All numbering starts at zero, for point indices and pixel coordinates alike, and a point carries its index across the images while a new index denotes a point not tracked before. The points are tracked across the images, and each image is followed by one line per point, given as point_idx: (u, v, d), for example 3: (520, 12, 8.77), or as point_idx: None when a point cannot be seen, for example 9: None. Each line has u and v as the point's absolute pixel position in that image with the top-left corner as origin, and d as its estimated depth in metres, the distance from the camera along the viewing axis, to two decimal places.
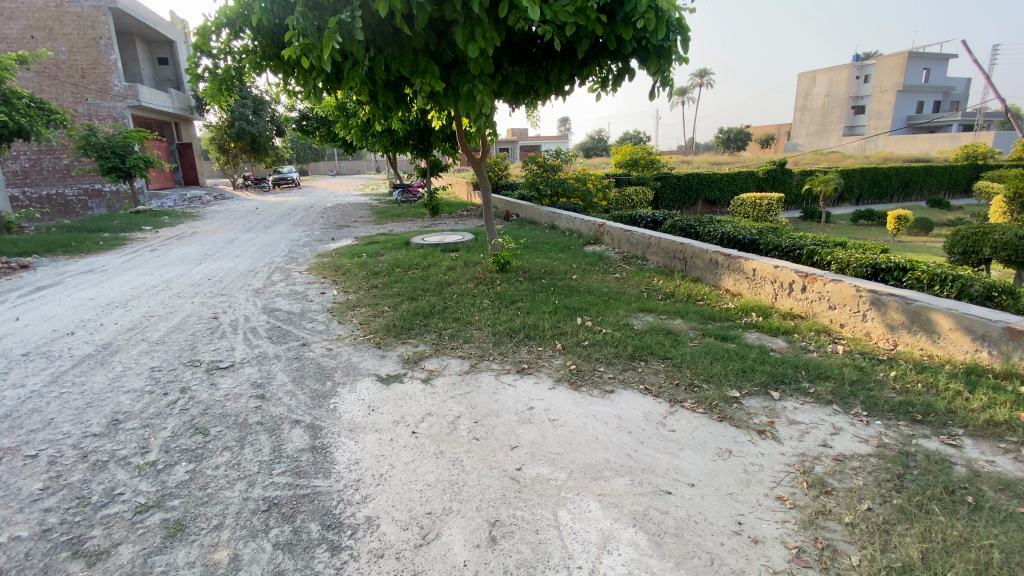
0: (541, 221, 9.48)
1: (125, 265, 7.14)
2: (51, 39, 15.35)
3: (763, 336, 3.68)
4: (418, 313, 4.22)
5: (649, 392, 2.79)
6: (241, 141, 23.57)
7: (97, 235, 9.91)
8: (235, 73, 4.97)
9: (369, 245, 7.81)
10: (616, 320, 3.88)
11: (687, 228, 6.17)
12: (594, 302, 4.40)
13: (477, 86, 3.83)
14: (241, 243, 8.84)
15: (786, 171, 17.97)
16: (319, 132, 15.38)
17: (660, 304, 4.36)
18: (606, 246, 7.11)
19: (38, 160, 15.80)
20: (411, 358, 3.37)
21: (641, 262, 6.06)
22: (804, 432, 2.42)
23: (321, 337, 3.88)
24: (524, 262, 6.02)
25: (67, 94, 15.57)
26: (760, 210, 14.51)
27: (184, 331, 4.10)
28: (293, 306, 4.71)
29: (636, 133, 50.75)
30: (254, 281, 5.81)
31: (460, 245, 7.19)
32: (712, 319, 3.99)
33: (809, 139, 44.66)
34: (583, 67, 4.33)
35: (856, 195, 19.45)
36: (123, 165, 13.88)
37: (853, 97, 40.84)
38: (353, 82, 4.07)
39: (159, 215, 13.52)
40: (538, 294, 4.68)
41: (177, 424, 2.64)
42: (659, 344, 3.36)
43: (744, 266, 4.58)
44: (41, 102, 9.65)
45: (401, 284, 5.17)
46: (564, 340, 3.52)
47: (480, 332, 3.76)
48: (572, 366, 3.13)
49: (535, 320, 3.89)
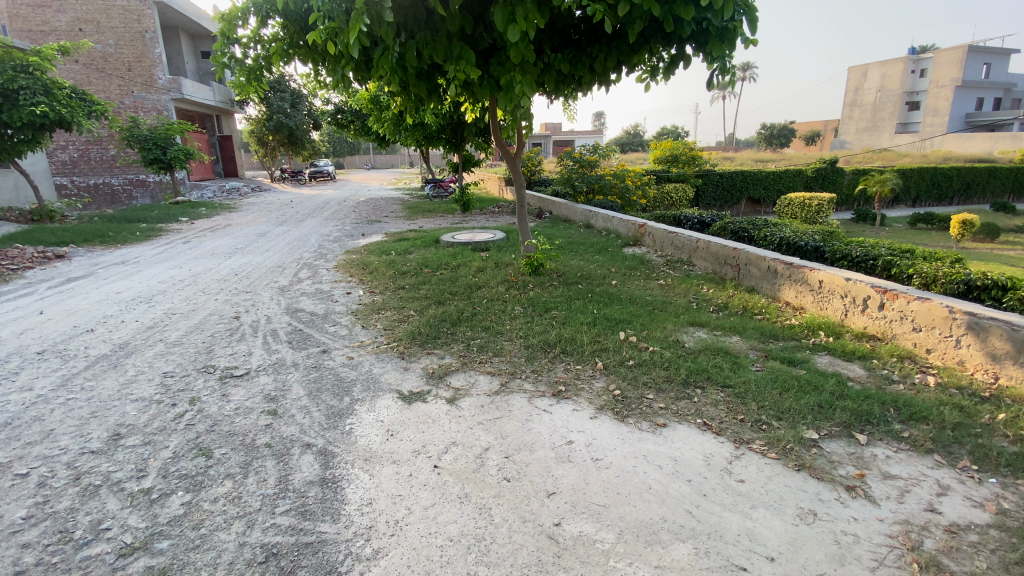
0: (575, 220, 9.08)
1: (156, 257, 7.13)
2: (99, 31, 15.77)
3: (835, 360, 3.22)
4: (446, 320, 3.92)
5: (709, 428, 2.43)
6: (279, 134, 23.92)
7: (135, 226, 10.06)
8: (264, 63, 4.78)
9: (398, 242, 7.58)
10: (664, 336, 3.48)
11: (739, 231, 5.68)
12: (637, 313, 4.01)
13: (517, 74, 3.48)
14: (272, 237, 8.77)
15: (836, 170, 16.98)
16: (353, 125, 15.35)
17: (712, 319, 3.94)
18: (648, 247, 6.68)
19: (85, 150, 16.31)
20: (436, 372, 3.06)
21: (686, 267, 5.62)
22: (903, 491, 2.00)
23: (342, 343, 3.63)
24: (559, 264, 5.66)
25: (114, 86, 16.02)
26: (809, 211, 13.70)
27: (204, 332, 3.93)
28: (317, 307, 4.49)
29: (673, 128, 49.46)
30: (280, 278, 5.65)
31: (491, 244, 6.89)
32: (774, 339, 3.56)
33: (859, 136, 42.51)
34: (633, 53, 3.96)
35: (912, 197, 18.22)
36: (164, 157, 14.14)
37: (908, 92, 38.58)
38: (382, 70, 3.79)
39: (196, 207, 13.74)
40: (574, 301, 4.33)
41: (180, 443, 2.42)
42: (716, 369, 2.96)
43: (809, 277, 4.11)
44: (82, 93, 9.84)
45: (428, 286, 4.89)
46: (606, 357, 3.16)
47: (512, 344, 3.43)
48: (616, 391, 2.76)
49: (573, 332, 3.53)
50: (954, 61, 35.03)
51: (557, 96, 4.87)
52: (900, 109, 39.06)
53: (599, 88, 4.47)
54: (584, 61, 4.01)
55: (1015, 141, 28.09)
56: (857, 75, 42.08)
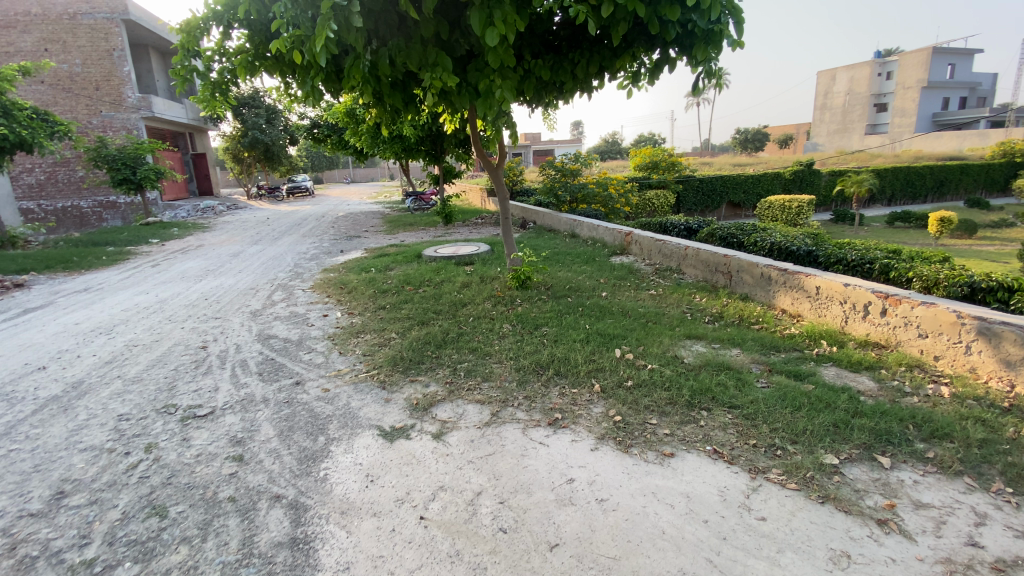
0: (560, 229, 8.93)
1: (122, 282, 6.75)
2: (65, 51, 15.28)
3: (843, 372, 3.06)
4: (430, 342, 3.67)
5: (720, 457, 2.24)
6: (254, 150, 23.47)
7: (102, 249, 9.62)
8: (230, 77, 4.53)
9: (378, 258, 7.31)
10: (661, 352, 3.29)
11: (728, 237, 5.55)
12: (631, 327, 3.82)
13: (497, 80, 3.28)
14: (246, 257, 8.43)
15: (814, 172, 17.20)
16: (330, 139, 15.05)
17: (710, 330, 3.76)
18: (635, 256, 6.53)
19: (52, 172, 15.76)
20: (420, 404, 2.81)
21: (676, 276, 5.47)
22: (938, 523, 1.82)
23: (317, 373, 3.35)
24: (546, 277, 5.46)
25: (81, 106, 15.51)
26: (790, 214, 13.80)
27: (167, 366, 3.61)
28: (291, 332, 4.21)
29: (650, 134, 50.01)
30: (253, 302, 5.34)
31: (475, 257, 6.68)
32: (776, 350, 3.39)
33: (831, 138, 43.49)
34: (615, 58, 3.83)
35: (887, 196, 18.52)
36: (134, 177, 13.67)
37: (876, 94, 39.62)
38: (354, 80, 3.57)
39: (168, 227, 13.30)
40: (564, 316, 4.12)
41: (131, 501, 2.13)
42: (721, 388, 2.77)
43: (806, 283, 3.97)
44: (45, 114, 9.41)
45: (410, 305, 4.64)
46: (603, 378, 2.94)
47: (501, 366, 3.20)
48: (616, 417, 2.55)
49: (567, 351, 3.32)
50: (918, 63, 36.14)
51: (538, 105, 4.71)
52: (868, 111, 40.07)
53: (581, 96, 4.33)
54: (566, 67, 3.86)
55: (981, 139, 28.93)
56: (826, 80, 43.17)
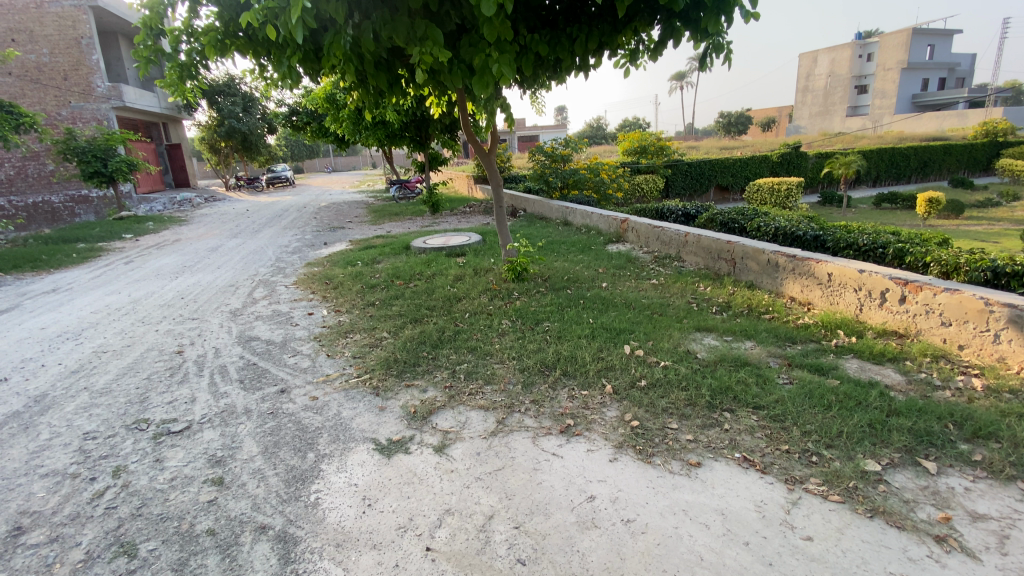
0: (552, 217, 8.71)
1: (92, 281, 6.36)
2: (32, 40, 14.48)
3: (866, 365, 2.90)
4: (425, 342, 3.42)
5: (752, 465, 2.05)
6: (231, 140, 22.70)
7: (72, 246, 9.15)
8: (198, 58, 4.16)
9: (364, 250, 7.01)
10: (673, 347, 3.10)
11: (729, 222, 5.37)
12: (638, 320, 3.62)
13: (494, 54, 3.01)
14: (225, 251, 8.04)
15: (801, 154, 17.15)
16: (310, 127, 14.54)
17: (720, 322, 3.57)
18: (631, 243, 6.32)
19: (23, 167, 15.06)
20: (418, 412, 2.58)
21: (676, 264, 5.28)
22: (1001, 538, 1.66)
23: (303, 379, 3.10)
24: (543, 267, 5.24)
25: (50, 98, 14.73)
26: (780, 196, 13.72)
27: (139, 374, 3.32)
28: (275, 334, 3.93)
29: (634, 118, 49.57)
30: (233, 300, 5.04)
31: (466, 248, 6.43)
32: (792, 342, 3.22)
33: (813, 121, 43.58)
34: (615, 33, 3.68)
35: (873, 177, 18.58)
36: (105, 170, 13.07)
37: (856, 76, 39.74)
38: (335, 58, 3.27)
39: (143, 221, 12.75)
40: (566, 309, 3.92)
41: (97, 538, 1.87)
42: (742, 386, 2.58)
43: (817, 270, 3.80)
44: (8, 105, 8.78)
45: (402, 301, 4.38)
46: (614, 378, 2.74)
47: (504, 367, 2.98)
48: (632, 422, 2.34)
49: (573, 348, 3.11)
50: (898, 44, 36.34)
51: (530, 86, 4.46)
52: (850, 93, 40.19)
53: (576, 75, 4.11)
54: (565, 42, 3.63)
55: (960, 119, 29.24)
56: (808, 62, 43.11)
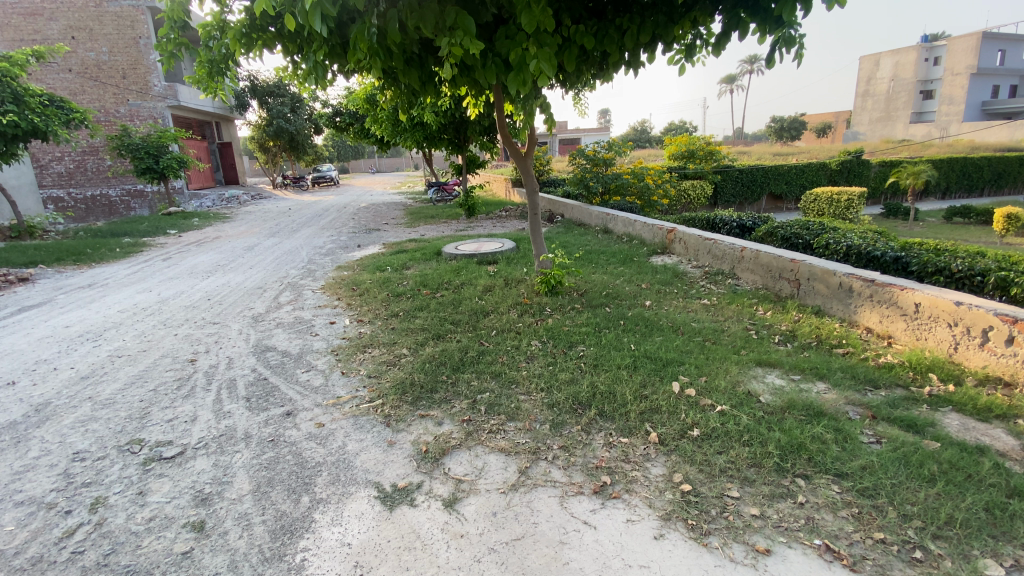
0: (591, 224, 8.31)
1: (128, 277, 6.40)
2: (92, 39, 15.12)
3: (970, 422, 2.38)
4: (445, 363, 3.10)
5: (836, 558, 1.62)
6: (279, 140, 23.29)
7: (118, 240, 9.37)
8: (226, 53, 3.98)
9: (395, 254, 6.81)
10: (730, 387, 2.67)
11: (792, 238, 4.84)
12: (687, 349, 3.19)
13: (532, 48, 2.64)
14: (260, 251, 8.04)
15: (862, 163, 16.00)
16: (352, 128, 14.63)
17: (785, 357, 3.10)
18: (678, 255, 5.86)
19: (82, 161, 15.71)
20: (430, 451, 2.26)
21: (730, 282, 4.80)
22: None
23: (312, 401, 2.82)
24: (579, 280, 4.86)
25: (109, 95, 15.39)
26: (838, 207, 12.78)
27: (147, 384, 3.15)
28: (291, 344, 3.71)
29: (680, 123, 48.33)
30: (257, 304, 4.87)
31: (499, 255, 6.12)
32: (873, 388, 2.74)
33: (872, 127, 41.11)
34: (671, 25, 3.29)
35: (942, 188, 17.20)
36: (157, 166, 13.48)
37: (922, 80, 37.17)
38: (360, 51, 3.00)
39: (189, 217, 13.11)
40: (604, 331, 3.53)
41: None
42: (818, 445, 2.14)
43: (901, 298, 3.27)
44: (61, 101, 9.14)
45: (426, 313, 4.08)
46: (661, 424, 2.34)
47: (530, 401, 2.61)
48: (683, 487, 1.94)
49: (612, 381, 2.72)
50: (970, 46, 33.90)
51: (573, 85, 4.11)
52: (914, 98, 37.66)
53: (624, 73, 3.74)
54: (613, 35, 3.24)
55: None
56: (869, 66, 40.63)
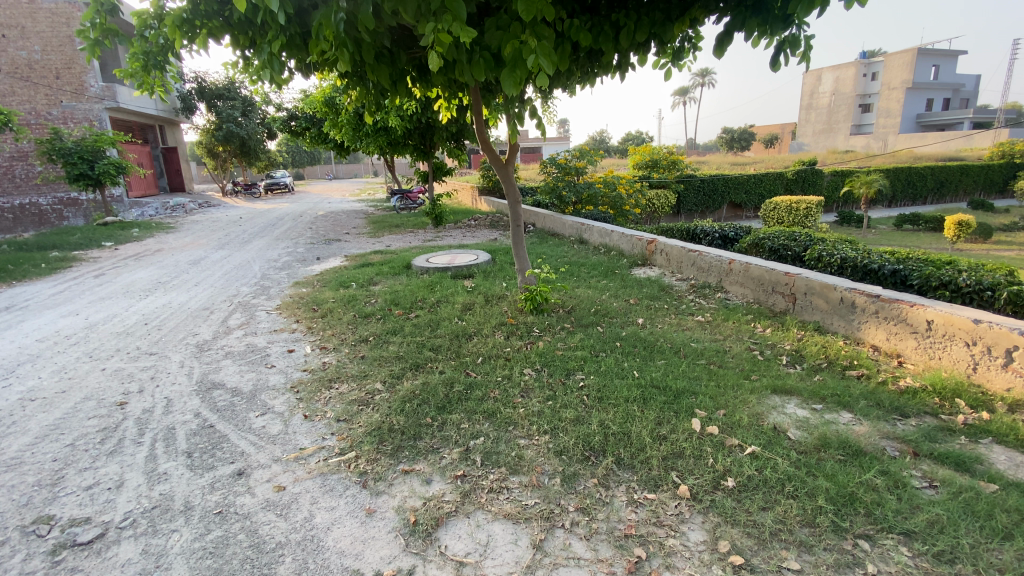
0: (565, 234, 8.05)
1: (52, 297, 5.62)
2: (24, 37, 13.83)
3: (1016, 456, 2.18)
4: (428, 401, 2.69)
5: None
6: (229, 145, 22.08)
7: (44, 254, 8.40)
8: (165, 44, 3.45)
9: (361, 267, 6.33)
10: (754, 423, 2.40)
11: (779, 249, 4.68)
12: (697, 375, 2.88)
13: (530, 40, 2.29)
14: (208, 265, 7.33)
15: (816, 172, 16.54)
16: (310, 133, 13.91)
17: (801, 383, 2.86)
18: (660, 267, 5.63)
19: (10, 167, 14.32)
20: (420, 522, 1.85)
21: (719, 295, 4.57)
22: None
23: (270, 455, 2.36)
24: (564, 296, 4.55)
25: (41, 96, 14.07)
26: (798, 215, 13.07)
27: (64, 436, 2.57)
28: (244, 380, 3.21)
29: (638, 133, 49.38)
30: (203, 329, 4.30)
31: (474, 268, 5.76)
32: (902, 418, 2.53)
33: (816, 138, 43.20)
34: (669, 23, 3.02)
35: (889, 197, 18.02)
36: (92, 172, 12.34)
37: (861, 95, 39.35)
38: (326, 42, 2.57)
39: (127, 227, 12.04)
40: (601, 355, 3.20)
41: None
42: (873, 496, 1.87)
43: (910, 315, 3.10)
44: None
45: (400, 338, 3.65)
46: (689, 473, 2.03)
47: (533, 447, 2.24)
48: (733, 560, 1.62)
49: (624, 420, 2.37)
50: (903, 64, 36.15)
51: (558, 87, 3.79)
52: (854, 111, 39.78)
53: (615, 76, 3.47)
54: (609, 31, 2.94)
55: (968, 140, 28.67)
56: (812, 80, 42.74)
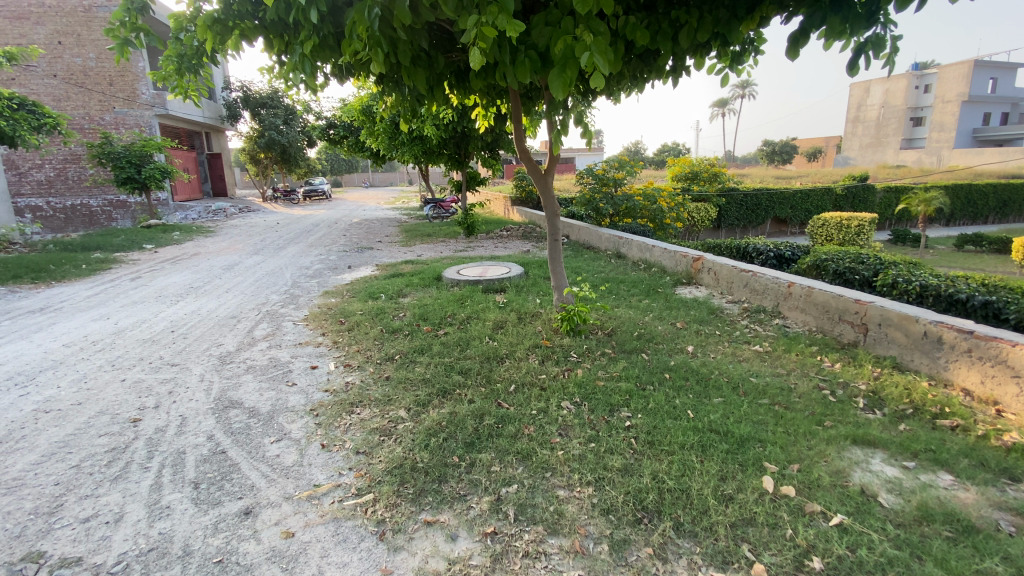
0: (601, 247, 7.72)
1: (88, 300, 5.65)
2: (79, 45, 14.45)
3: None
4: (456, 436, 2.42)
5: None
6: (271, 151, 22.67)
7: (87, 255, 8.60)
8: (199, 46, 3.32)
9: (390, 278, 6.16)
10: (835, 483, 2.04)
11: (845, 272, 4.24)
12: (761, 419, 2.52)
13: (584, 36, 2.02)
14: (241, 271, 7.32)
15: (867, 188, 15.69)
16: (347, 141, 14.04)
17: (885, 434, 2.46)
18: (707, 287, 5.25)
19: (64, 168, 14.77)
20: None
21: (777, 322, 4.17)
22: None
23: (281, 491, 2.13)
24: (604, 317, 4.23)
25: (94, 102, 14.67)
26: (849, 232, 12.32)
27: (70, 456, 2.42)
28: (262, 399, 3.02)
29: (673, 145, 48.49)
30: (228, 339, 4.17)
31: (506, 282, 5.50)
32: (1016, 483, 2.12)
33: (863, 152, 41.51)
34: (734, 22, 2.70)
35: (946, 215, 16.95)
36: (139, 176, 12.73)
37: (912, 108, 37.62)
38: (359, 41, 2.37)
39: (169, 231, 12.33)
40: (648, 389, 2.87)
41: None
42: None
43: (1013, 357, 2.66)
44: (33, 105, 8.39)
45: (427, 359, 3.41)
46: (764, 547, 1.70)
47: (575, 502, 1.94)
48: None
49: (682, 474, 2.05)
50: (958, 76, 34.39)
51: (605, 92, 3.50)
52: (904, 124, 38.04)
53: (669, 81, 3.17)
54: (668, 28, 2.65)
55: None
56: (860, 92, 41.09)
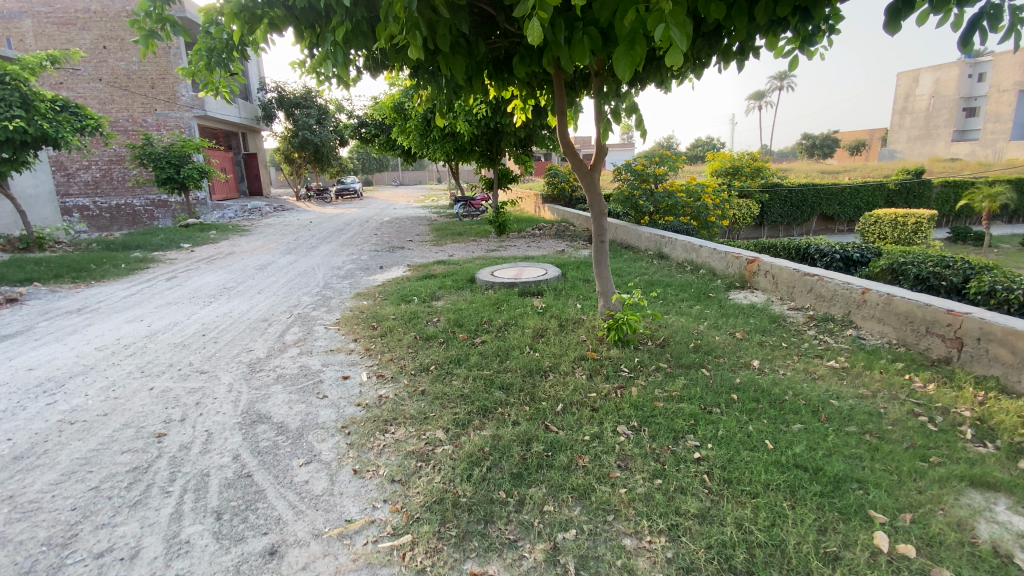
0: (641, 247, 7.36)
1: (124, 300, 5.64)
2: (123, 49, 14.80)
3: None
4: (502, 465, 2.16)
5: None
6: (304, 151, 22.93)
7: (127, 254, 8.72)
8: (229, 39, 3.13)
9: (423, 279, 5.96)
10: (962, 543, 1.68)
11: (929, 278, 3.78)
12: (854, 453, 2.17)
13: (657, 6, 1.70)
14: (274, 271, 7.26)
15: (923, 183, 14.71)
16: (378, 139, 13.97)
17: (1007, 474, 2.08)
18: (765, 291, 4.84)
19: (109, 170, 15.23)
20: None
21: (850, 332, 3.75)
22: None
23: (309, 527, 1.91)
24: (653, 325, 3.89)
25: (137, 105, 15.02)
26: (905, 231, 11.50)
27: (90, 476, 2.26)
28: (291, 414, 2.82)
29: (707, 140, 47.16)
30: (258, 344, 4.01)
31: (543, 284, 5.23)
32: None
33: (911, 144, 39.32)
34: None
35: (1011, 212, 15.78)
36: (178, 176, 12.94)
37: (965, 97, 35.52)
38: (395, 24, 2.11)
39: (206, 229, 12.51)
40: (714, 412, 2.53)
41: None
42: None
43: None
44: (76, 106, 8.53)
45: (465, 371, 3.16)
46: None
47: (645, 556, 1.65)
48: None
49: (772, 524, 1.74)
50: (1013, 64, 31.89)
51: (659, 77, 3.15)
52: (957, 115, 35.87)
53: (733, 64, 2.81)
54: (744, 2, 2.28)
55: None
56: (908, 82, 39.00)
